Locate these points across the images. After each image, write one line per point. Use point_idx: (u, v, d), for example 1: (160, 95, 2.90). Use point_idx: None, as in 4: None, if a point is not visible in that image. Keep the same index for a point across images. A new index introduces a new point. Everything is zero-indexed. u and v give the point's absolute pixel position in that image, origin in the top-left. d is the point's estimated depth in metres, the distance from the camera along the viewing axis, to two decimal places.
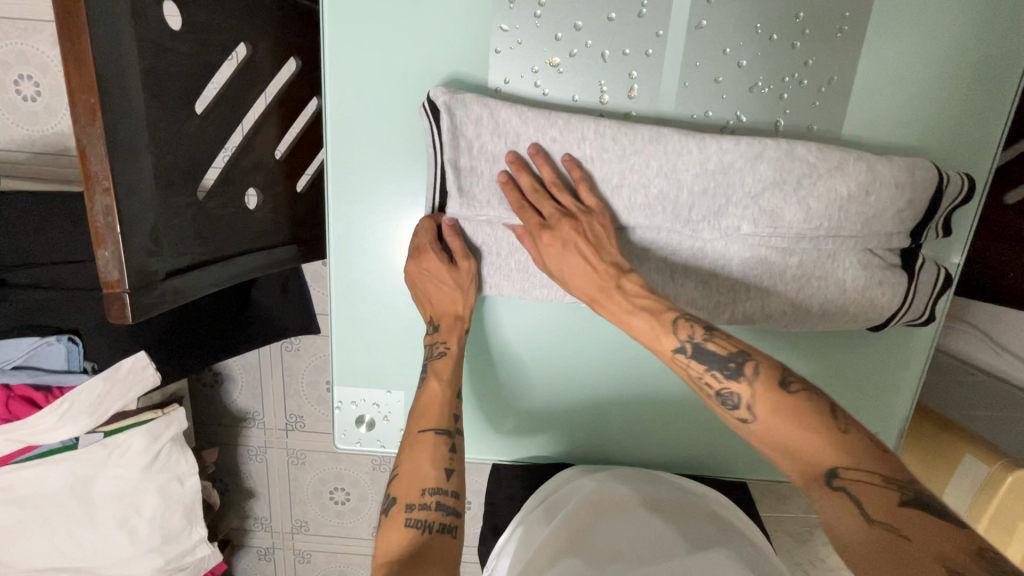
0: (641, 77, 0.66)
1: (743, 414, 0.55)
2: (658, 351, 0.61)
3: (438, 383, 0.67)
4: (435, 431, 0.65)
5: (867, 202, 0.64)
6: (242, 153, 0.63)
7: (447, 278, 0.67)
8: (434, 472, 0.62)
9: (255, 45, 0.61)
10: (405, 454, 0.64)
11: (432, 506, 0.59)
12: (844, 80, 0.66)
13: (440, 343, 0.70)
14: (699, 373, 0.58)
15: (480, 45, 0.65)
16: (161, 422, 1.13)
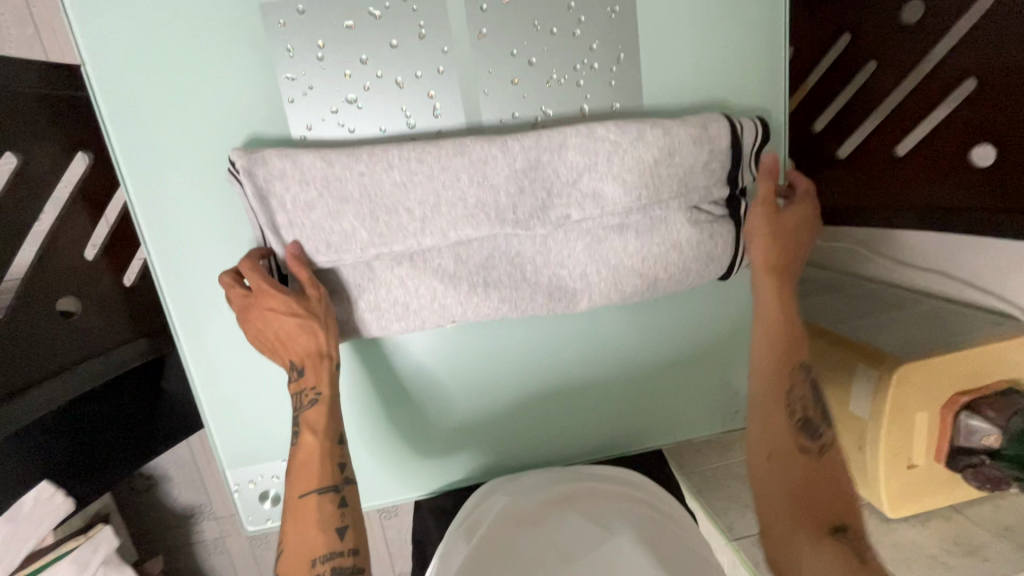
0: (440, 94, 0.67)
1: (812, 444, 0.70)
2: None
3: (310, 435, 0.65)
4: (318, 492, 0.63)
5: (676, 165, 0.67)
6: (38, 267, 0.59)
7: (290, 322, 0.62)
8: (327, 536, 0.61)
9: (25, 151, 0.58)
10: (289, 522, 0.63)
11: (325, 575, 0.59)
12: (630, 56, 0.69)
13: (309, 388, 0.65)
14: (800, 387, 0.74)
15: (271, 98, 0.64)
16: (85, 548, 1.09)
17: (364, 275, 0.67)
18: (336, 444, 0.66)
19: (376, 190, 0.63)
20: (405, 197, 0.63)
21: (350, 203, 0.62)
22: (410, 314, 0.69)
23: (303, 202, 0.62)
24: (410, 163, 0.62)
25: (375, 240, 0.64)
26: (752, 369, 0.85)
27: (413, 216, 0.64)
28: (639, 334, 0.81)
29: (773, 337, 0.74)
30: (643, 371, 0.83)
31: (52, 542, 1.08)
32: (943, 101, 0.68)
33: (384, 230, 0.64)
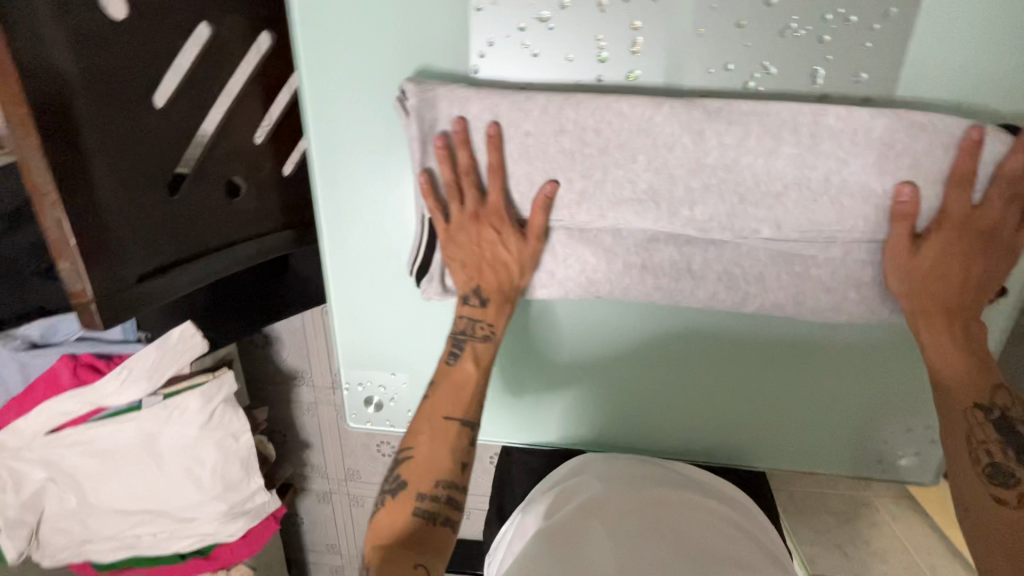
0: (646, 26, 0.56)
1: (1006, 494, 0.54)
2: (942, 390, 0.58)
3: (473, 366, 0.64)
4: (462, 423, 0.61)
5: (916, 172, 0.53)
6: (216, 144, 0.60)
7: (511, 246, 0.60)
8: (427, 490, 0.58)
9: (219, 23, 0.57)
10: (423, 434, 0.61)
11: (441, 500, 0.58)
12: (904, 13, 0.53)
13: (485, 322, 0.63)
14: (984, 437, 0.56)
15: (461, 3, 0.58)
16: (213, 385, 1.16)
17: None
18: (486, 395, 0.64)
19: (538, 150, 0.57)
20: (568, 170, 0.58)
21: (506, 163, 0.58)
22: (548, 284, 0.65)
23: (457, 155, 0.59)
24: (588, 125, 0.56)
25: (526, 204, 0.59)
26: (916, 422, 0.72)
27: (571, 190, 0.58)
28: (789, 348, 0.71)
29: (963, 387, 0.57)
30: (778, 391, 0.73)
31: (191, 371, 1.18)
32: None
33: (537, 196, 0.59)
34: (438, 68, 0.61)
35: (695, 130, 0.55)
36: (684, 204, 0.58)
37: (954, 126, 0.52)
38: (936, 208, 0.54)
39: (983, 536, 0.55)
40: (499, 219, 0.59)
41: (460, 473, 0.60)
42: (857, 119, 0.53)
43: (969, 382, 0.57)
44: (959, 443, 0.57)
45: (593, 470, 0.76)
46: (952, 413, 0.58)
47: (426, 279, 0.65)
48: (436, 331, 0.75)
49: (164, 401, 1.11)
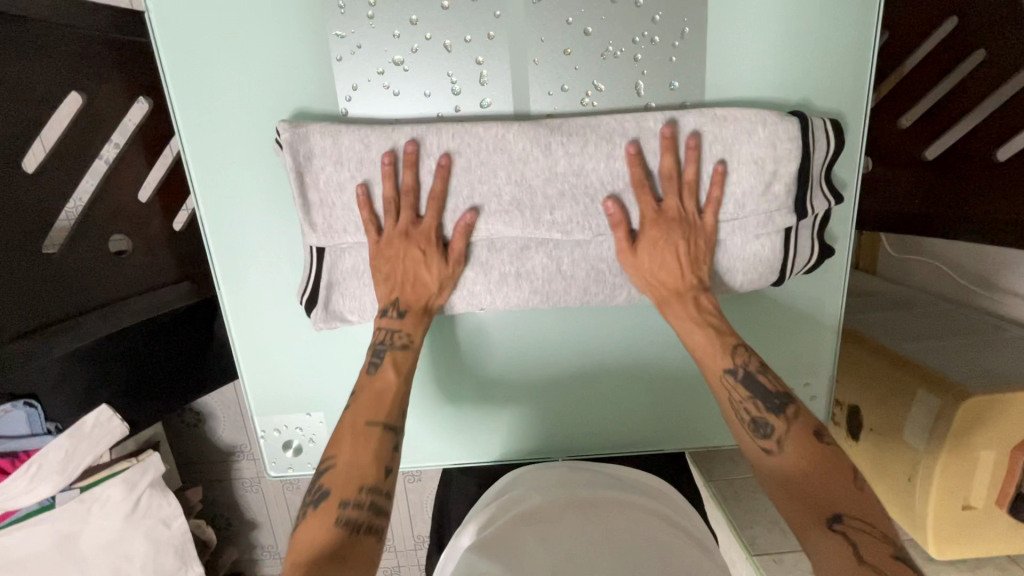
0: (489, 60, 0.64)
1: (768, 443, 0.59)
2: (707, 366, 0.64)
3: (393, 374, 0.63)
4: (383, 425, 0.60)
5: (730, 157, 0.63)
6: (96, 204, 0.62)
7: (433, 269, 0.65)
8: (350, 497, 0.55)
9: (91, 91, 0.61)
10: (346, 442, 0.59)
11: (365, 505, 0.55)
12: (696, 30, 0.63)
13: (403, 331, 0.65)
14: (741, 398, 0.61)
15: (323, 56, 0.64)
16: (136, 470, 1.11)
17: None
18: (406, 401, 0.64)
19: (408, 175, 0.63)
20: (440, 188, 0.63)
21: (381, 187, 0.63)
22: (438, 298, 0.68)
23: (334, 185, 0.63)
24: (449, 147, 0.62)
25: (405, 224, 0.64)
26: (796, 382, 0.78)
27: (444, 207, 0.64)
28: (672, 330, 0.78)
29: (706, 357, 0.63)
30: (669, 371, 0.80)
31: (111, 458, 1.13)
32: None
33: (412, 218, 0.64)
34: (311, 113, 0.66)
35: (542, 144, 0.63)
36: (545, 211, 0.64)
37: (755, 120, 0.62)
38: (757, 184, 0.63)
39: (775, 485, 0.57)
40: (426, 241, 0.64)
41: (383, 480, 0.57)
42: (672, 120, 0.63)
43: (711, 360, 0.63)
44: (731, 413, 0.62)
45: (519, 489, 0.77)
46: (715, 384, 0.63)
47: (315, 306, 0.68)
48: (345, 362, 0.77)
49: (81, 494, 1.05)
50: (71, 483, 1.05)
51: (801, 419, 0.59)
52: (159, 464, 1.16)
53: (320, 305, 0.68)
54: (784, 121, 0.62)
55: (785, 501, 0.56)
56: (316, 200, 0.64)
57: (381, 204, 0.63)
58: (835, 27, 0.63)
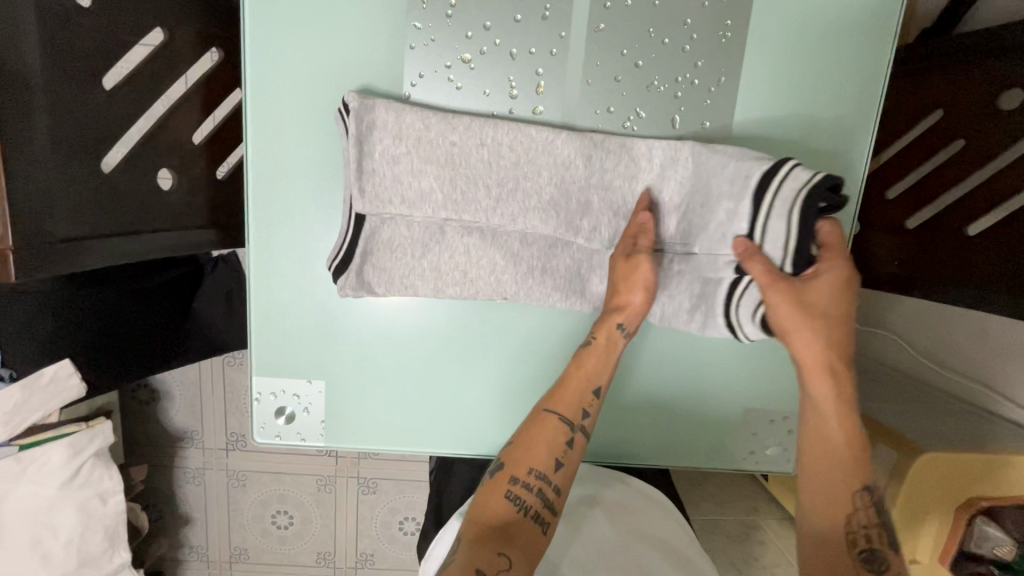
0: (547, 74, 0.71)
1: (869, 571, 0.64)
2: (840, 455, 0.69)
3: (579, 377, 0.70)
4: (560, 418, 0.67)
5: (703, 192, 0.68)
6: (154, 134, 0.64)
7: (644, 271, 0.67)
8: (522, 476, 0.65)
9: (173, 30, 0.64)
10: (529, 426, 0.68)
11: (534, 490, 0.64)
12: (730, 81, 0.72)
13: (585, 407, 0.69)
14: (865, 521, 0.67)
15: (396, 41, 0.70)
16: (84, 436, 1.06)
17: (433, 235, 0.71)
18: (593, 396, 0.70)
19: (462, 159, 0.68)
20: (487, 175, 0.68)
21: (433, 165, 0.67)
22: (467, 282, 0.72)
23: (392, 158, 0.67)
24: (501, 141, 0.68)
25: (448, 204, 0.68)
26: (777, 414, 0.85)
27: (488, 194, 0.68)
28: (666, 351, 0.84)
29: (844, 458, 0.69)
30: (660, 388, 0.84)
31: (57, 420, 1.06)
32: (994, 208, 0.70)
33: (458, 198, 0.68)
34: (374, 91, 0.71)
35: (585, 156, 0.68)
36: (578, 217, 0.70)
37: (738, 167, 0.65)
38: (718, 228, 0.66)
39: None
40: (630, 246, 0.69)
41: (554, 472, 0.66)
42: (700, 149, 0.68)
43: (845, 479, 0.68)
44: (845, 516, 0.67)
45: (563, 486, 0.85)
46: (851, 496, 0.68)
47: (344, 273, 0.70)
48: (356, 334, 0.78)
49: (19, 453, 0.99)
50: (11, 439, 0.99)
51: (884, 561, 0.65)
52: (108, 434, 1.11)
53: (351, 272, 0.70)
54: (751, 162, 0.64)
55: None
56: (371, 169, 0.67)
57: (427, 183, 0.68)
58: (844, 100, 0.74)
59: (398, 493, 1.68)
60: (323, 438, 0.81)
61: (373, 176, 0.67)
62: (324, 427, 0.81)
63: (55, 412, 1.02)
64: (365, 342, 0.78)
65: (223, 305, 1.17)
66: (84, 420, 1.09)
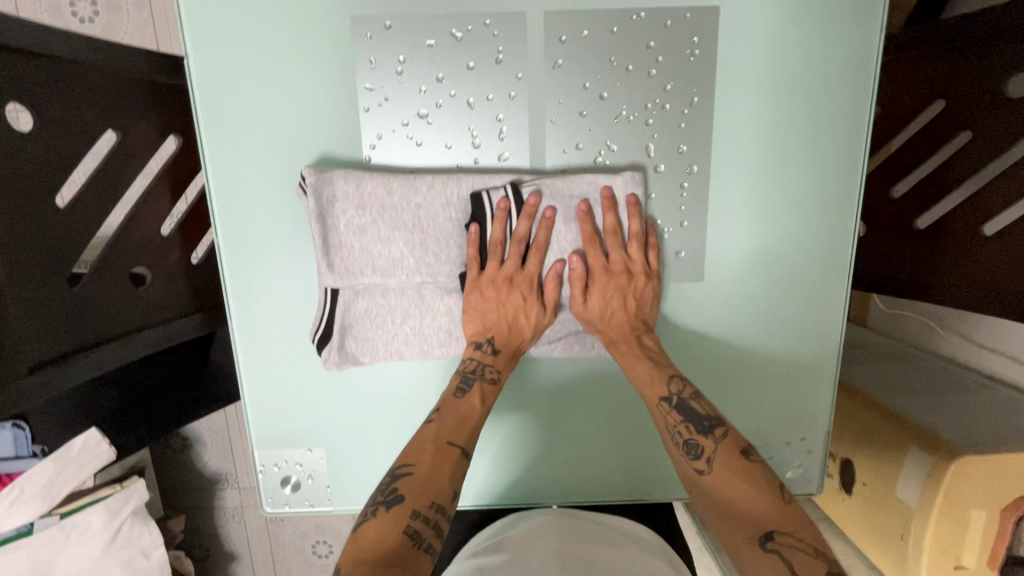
0: (509, 118, 0.68)
1: (700, 463, 0.62)
2: (648, 395, 0.69)
3: (478, 402, 0.67)
4: (462, 449, 0.63)
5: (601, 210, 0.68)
6: (124, 235, 0.64)
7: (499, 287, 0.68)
8: (421, 509, 0.58)
9: (125, 130, 0.63)
10: (428, 453, 0.62)
11: (431, 520, 0.57)
12: (704, 100, 0.68)
13: (490, 366, 0.69)
14: (676, 421, 0.66)
15: (350, 105, 0.68)
16: (119, 497, 1.09)
17: (411, 300, 0.69)
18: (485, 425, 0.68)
19: (430, 221, 0.66)
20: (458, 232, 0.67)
21: (401, 231, 0.65)
22: (453, 341, 0.71)
23: (358, 228, 0.65)
24: (467, 198, 0.66)
25: (422, 268, 0.67)
26: (794, 436, 0.81)
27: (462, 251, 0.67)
28: None
29: (641, 377, 0.68)
30: None
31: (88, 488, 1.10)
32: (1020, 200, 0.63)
33: (432, 263, 0.67)
34: (334, 158, 0.69)
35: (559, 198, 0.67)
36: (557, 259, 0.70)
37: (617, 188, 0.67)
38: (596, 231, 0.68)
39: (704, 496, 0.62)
40: (528, 286, 0.68)
41: (452, 502, 0.60)
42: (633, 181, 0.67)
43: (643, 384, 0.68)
44: (665, 431, 0.66)
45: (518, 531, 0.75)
46: (654, 411, 0.68)
47: (327, 347, 0.69)
48: (349, 398, 0.77)
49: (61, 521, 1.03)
50: (52, 508, 1.03)
51: (728, 438, 0.63)
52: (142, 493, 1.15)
53: (333, 345, 0.69)
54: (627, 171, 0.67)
55: (717, 522, 0.60)
56: (338, 243, 0.66)
57: (398, 249, 0.66)
58: (829, 104, 0.68)
59: None
60: (331, 502, 0.81)
61: (340, 250, 0.66)
62: (331, 491, 0.81)
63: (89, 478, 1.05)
64: (358, 406, 0.78)
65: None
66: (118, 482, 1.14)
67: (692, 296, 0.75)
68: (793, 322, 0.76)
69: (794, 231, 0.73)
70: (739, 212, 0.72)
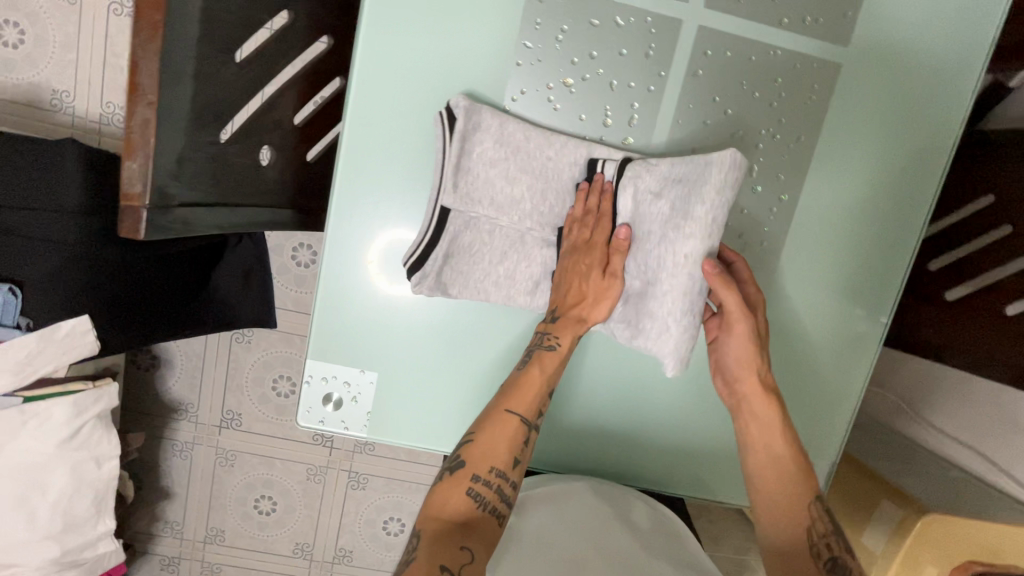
0: (642, 108, 0.74)
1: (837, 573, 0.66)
2: (787, 487, 0.73)
3: (538, 373, 0.70)
4: (520, 416, 0.68)
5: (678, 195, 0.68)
6: (264, 112, 0.65)
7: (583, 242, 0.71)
8: (481, 472, 0.64)
9: (298, 14, 0.65)
10: (489, 423, 0.67)
11: (492, 484, 0.64)
12: (808, 140, 0.77)
13: (553, 335, 0.71)
14: (820, 530, 0.70)
15: (504, 56, 0.72)
16: (89, 395, 1.03)
17: (513, 243, 0.75)
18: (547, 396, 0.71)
19: (554, 174, 0.72)
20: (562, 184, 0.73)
21: (528, 176, 0.72)
22: (538, 291, 0.75)
23: (491, 160, 0.71)
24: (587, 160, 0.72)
25: (537, 215, 0.73)
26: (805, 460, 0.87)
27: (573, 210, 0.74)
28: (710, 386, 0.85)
29: (782, 472, 0.74)
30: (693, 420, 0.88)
31: (64, 376, 1.04)
32: None
33: (545, 212, 0.73)
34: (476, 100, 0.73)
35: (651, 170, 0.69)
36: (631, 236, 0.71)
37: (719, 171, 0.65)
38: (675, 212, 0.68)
39: None
40: (597, 255, 0.71)
41: (510, 468, 0.66)
42: (725, 162, 0.65)
43: (793, 493, 0.73)
44: (807, 538, 0.69)
45: (540, 489, 0.86)
46: (797, 513, 0.71)
47: (420, 271, 0.72)
48: (417, 330, 0.79)
49: (21, 405, 0.96)
50: (16, 390, 0.96)
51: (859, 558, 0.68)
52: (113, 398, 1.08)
53: (424, 272, 0.72)
54: (727, 151, 0.66)
55: None
56: (467, 168, 0.71)
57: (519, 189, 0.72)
58: (904, 174, 0.79)
59: (387, 492, 1.64)
60: (366, 429, 0.82)
61: (467, 174, 0.71)
62: (369, 418, 0.81)
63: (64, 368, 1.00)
64: (424, 339, 0.79)
65: (239, 280, 1.19)
66: (90, 380, 1.07)
67: None
68: (827, 355, 0.85)
69: (848, 275, 0.82)
70: (808, 249, 0.81)
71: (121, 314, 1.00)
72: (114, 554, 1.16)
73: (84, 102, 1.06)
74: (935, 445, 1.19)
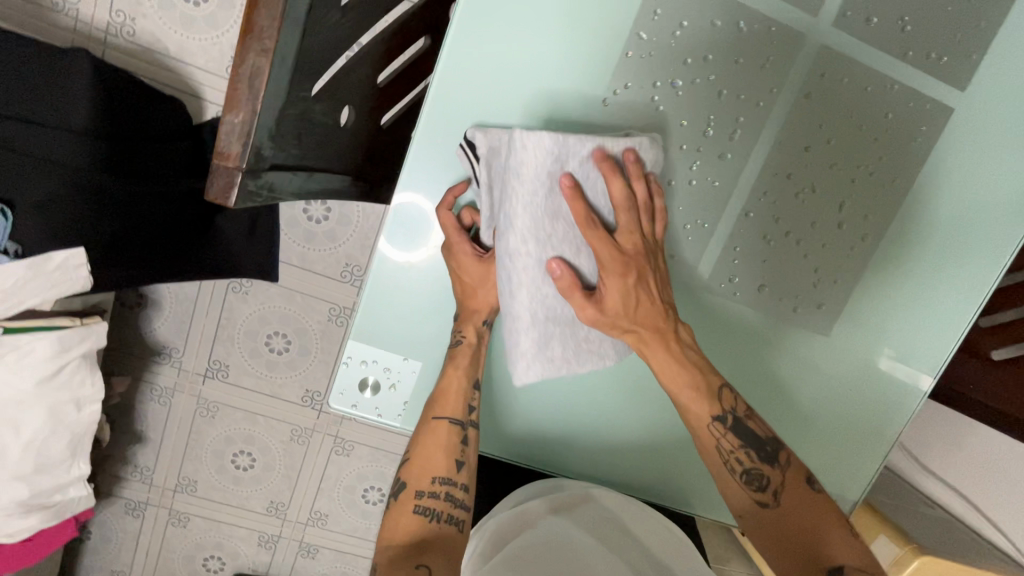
0: (745, 125, 0.70)
1: (765, 496, 0.68)
2: (695, 418, 0.70)
3: (454, 387, 0.72)
4: (451, 421, 0.71)
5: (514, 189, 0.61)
6: (353, 67, 0.57)
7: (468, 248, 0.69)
8: (424, 488, 0.68)
9: None
10: (421, 436, 0.71)
11: (440, 496, 0.68)
12: (901, 183, 0.74)
13: (457, 330, 0.73)
14: (734, 446, 0.69)
15: (615, 43, 0.65)
16: (75, 333, 0.93)
17: None
18: (472, 387, 0.73)
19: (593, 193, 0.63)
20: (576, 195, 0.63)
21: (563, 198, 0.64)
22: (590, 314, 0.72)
23: None
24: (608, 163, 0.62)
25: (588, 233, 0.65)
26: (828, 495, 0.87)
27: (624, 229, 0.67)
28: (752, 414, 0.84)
29: (698, 404, 0.69)
30: None
31: (47, 310, 0.93)
32: None
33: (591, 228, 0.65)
34: (574, 89, 0.67)
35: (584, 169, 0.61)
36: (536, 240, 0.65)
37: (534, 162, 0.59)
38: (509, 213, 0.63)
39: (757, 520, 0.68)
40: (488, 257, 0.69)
41: (454, 471, 0.70)
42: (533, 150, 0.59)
43: (696, 405, 0.69)
44: (719, 454, 0.69)
45: (564, 493, 0.81)
46: (707, 436, 0.70)
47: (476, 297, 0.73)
48: None
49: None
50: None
51: (790, 467, 0.69)
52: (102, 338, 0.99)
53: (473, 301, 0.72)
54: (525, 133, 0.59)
55: (769, 548, 0.67)
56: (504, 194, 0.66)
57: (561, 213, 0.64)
58: (988, 230, 0.77)
59: (373, 462, 1.48)
60: (400, 418, 0.78)
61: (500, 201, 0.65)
62: (406, 406, 0.77)
63: (49, 300, 0.86)
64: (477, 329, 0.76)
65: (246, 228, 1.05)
66: (78, 316, 0.97)
67: (810, 346, 0.81)
68: (874, 396, 0.83)
69: (910, 321, 0.80)
70: (875, 292, 0.79)
71: (120, 250, 0.89)
72: (86, 500, 1.09)
73: (96, 6, 0.92)
74: (928, 485, 1.23)
